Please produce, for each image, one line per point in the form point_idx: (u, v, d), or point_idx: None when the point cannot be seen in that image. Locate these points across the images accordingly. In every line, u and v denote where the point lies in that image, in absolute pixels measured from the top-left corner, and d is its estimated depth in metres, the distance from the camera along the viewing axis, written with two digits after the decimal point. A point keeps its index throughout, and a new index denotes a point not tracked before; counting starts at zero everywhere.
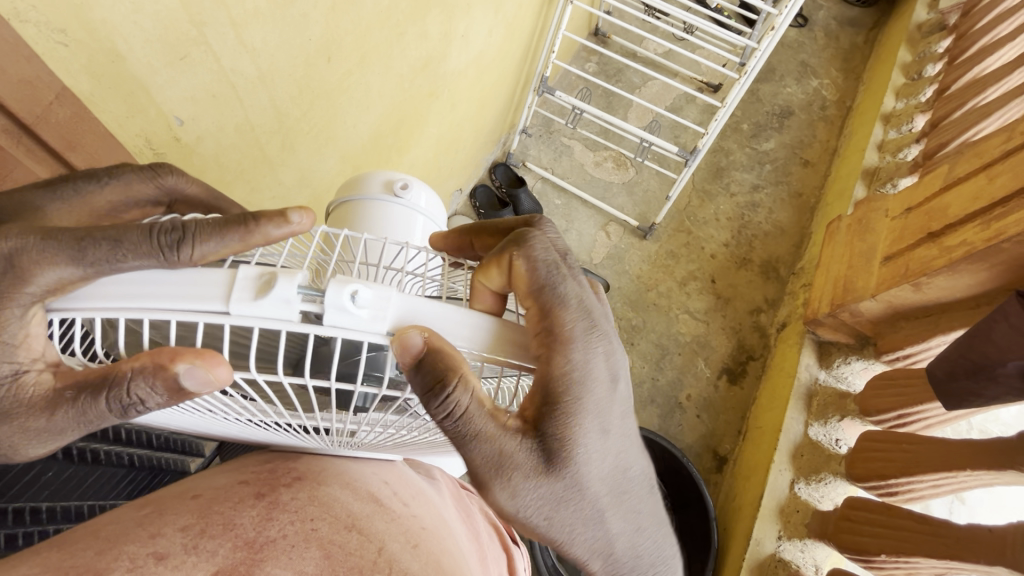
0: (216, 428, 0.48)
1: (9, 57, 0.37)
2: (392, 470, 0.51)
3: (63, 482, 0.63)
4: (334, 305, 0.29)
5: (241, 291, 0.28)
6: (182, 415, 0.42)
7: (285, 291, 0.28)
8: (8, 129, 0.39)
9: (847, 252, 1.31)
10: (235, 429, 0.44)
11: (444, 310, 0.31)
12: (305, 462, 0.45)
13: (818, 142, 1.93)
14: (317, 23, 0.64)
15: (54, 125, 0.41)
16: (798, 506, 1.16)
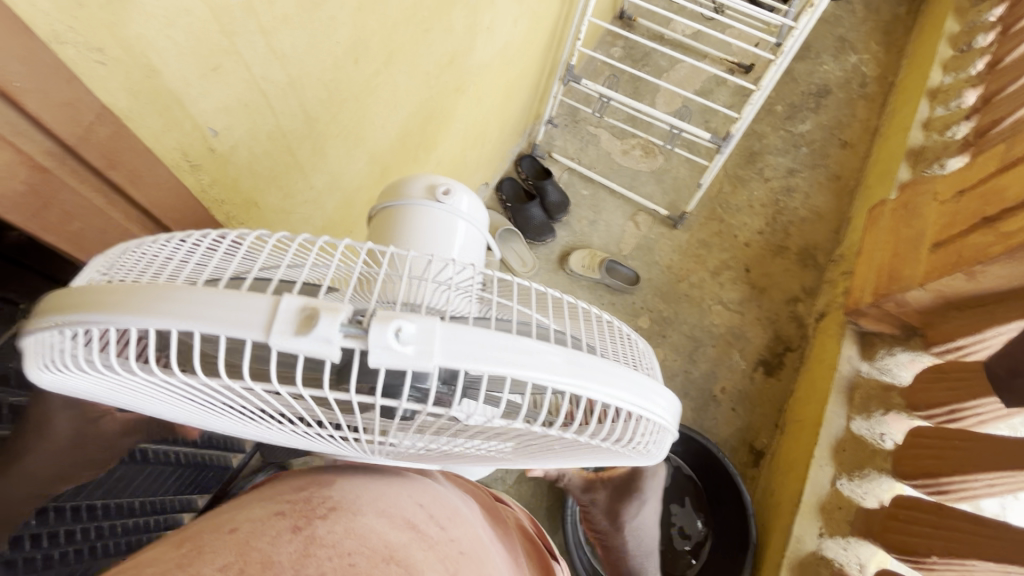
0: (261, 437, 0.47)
1: (49, 80, 0.37)
2: (426, 487, 0.51)
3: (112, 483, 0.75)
4: (378, 345, 0.27)
5: (282, 323, 0.27)
6: (227, 422, 0.41)
7: (327, 331, 0.27)
8: (53, 151, 0.40)
9: (892, 239, 1.25)
10: (274, 433, 0.44)
11: (492, 345, 0.29)
12: (338, 489, 0.45)
13: (857, 121, 1.84)
14: (344, 25, 0.63)
15: (96, 145, 0.42)
16: (840, 503, 1.13)
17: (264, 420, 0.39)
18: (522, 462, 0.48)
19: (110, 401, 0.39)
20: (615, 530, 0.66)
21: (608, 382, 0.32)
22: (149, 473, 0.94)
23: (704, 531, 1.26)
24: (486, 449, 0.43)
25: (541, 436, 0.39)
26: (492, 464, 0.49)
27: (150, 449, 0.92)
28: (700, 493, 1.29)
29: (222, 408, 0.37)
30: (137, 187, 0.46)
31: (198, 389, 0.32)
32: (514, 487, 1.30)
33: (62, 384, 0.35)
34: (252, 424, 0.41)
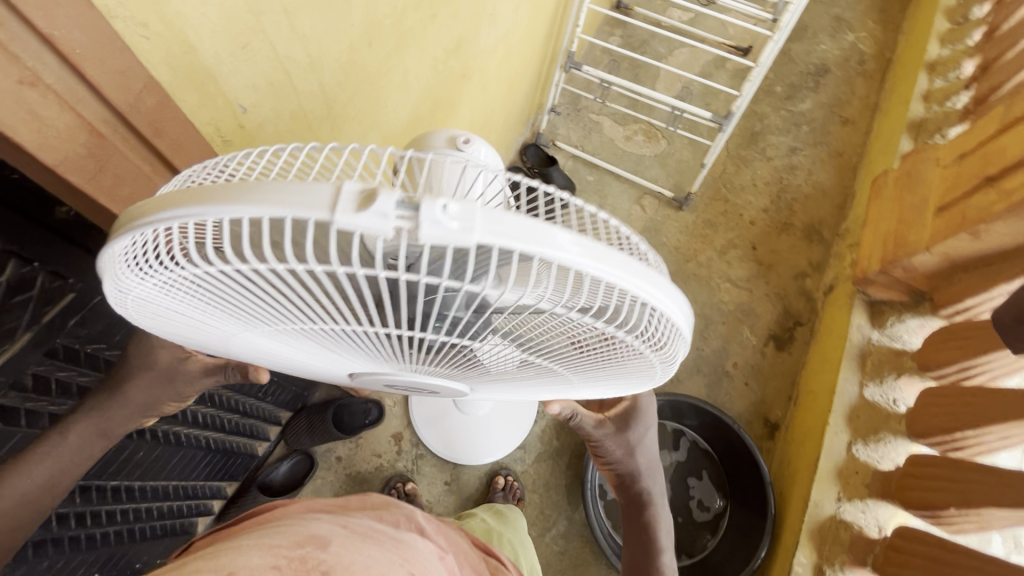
0: (299, 362, 0.48)
1: (104, 49, 0.40)
2: (414, 552, 0.57)
3: (115, 458, 0.83)
4: (429, 221, 0.27)
5: (344, 203, 0.27)
6: (271, 338, 0.43)
7: (383, 207, 0.27)
8: (105, 117, 0.44)
9: (896, 206, 1.27)
10: (319, 353, 0.46)
11: (541, 228, 0.28)
12: (334, 542, 0.50)
13: (857, 98, 1.86)
14: (358, 9, 0.66)
15: (143, 113, 0.45)
16: (857, 468, 1.14)
17: (308, 333, 0.41)
18: (543, 377, 0.48)
19: (171, 321, 0.42)
20: (623, 455, 0.66)
21: (631, 270, 0.31)
22: (182, 456, 0.97)
23: (724, 505, 1.27)
24: (508, 355, 0.43)
25: (562, 336, 0.39)
26: (516, 377, 0.49)
27: (183, 433, 0.95)
28: (718, 467, 1.31)
29: (271, 317, 0.38)
30: (177, 156, 0.49)
31: (244, 283, 0.34)
32: (533, 465, 1.32)
33: (127, 293, 0.37)
34: (298, 340, 0.42)
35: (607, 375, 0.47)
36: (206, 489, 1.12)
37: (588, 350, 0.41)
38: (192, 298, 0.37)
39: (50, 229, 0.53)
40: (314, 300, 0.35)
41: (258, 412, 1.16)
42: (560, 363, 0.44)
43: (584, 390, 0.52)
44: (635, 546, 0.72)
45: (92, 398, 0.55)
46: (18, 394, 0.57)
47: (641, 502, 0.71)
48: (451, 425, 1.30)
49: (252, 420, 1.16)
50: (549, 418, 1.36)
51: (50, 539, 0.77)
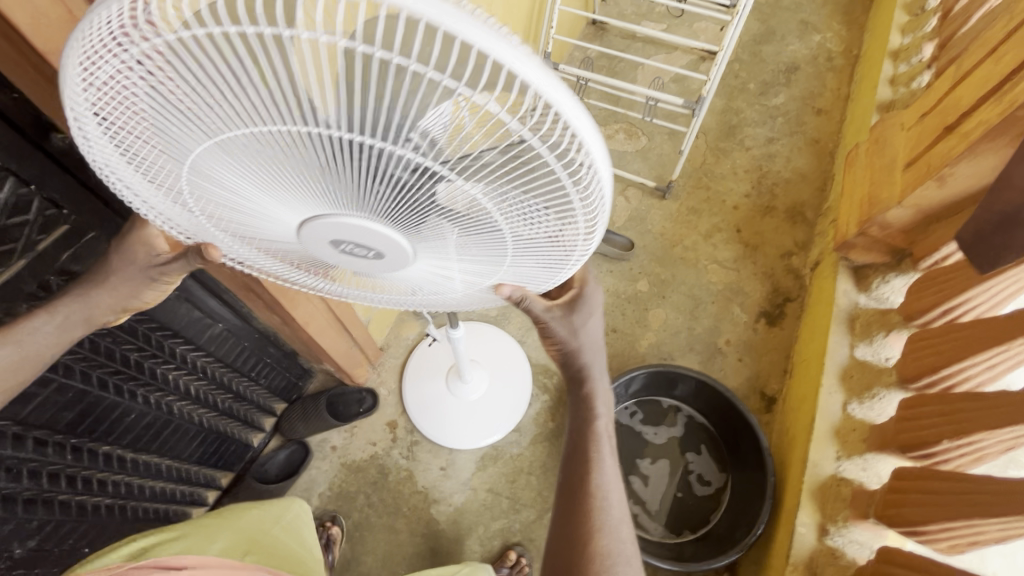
0: (259, 223, 0.50)
1: None
2: None
3: (108, 418, 0.85)
4: None
5: None
6: (224, 183, 0.44)
7: None
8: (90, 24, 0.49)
9: (869, 171, 1.31)
10: (269, 206, 0.47)
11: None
12: None
13: (829, 91, 1.94)
14: None
15: None
16: (854, 425, 1.13)
17: (248, 165, 0.42)
18: (481, 237, 0.47)
19: (125, 165, 0.44)
20: (568, 336, 0.68)
21: (513, 49, 0.31)
22: (174, 429, 0.99)
23: (724, 478, 1.25)
24: (434, 201, 0.43)
25: (477, 164, 0.38)
26: (456, 244, 0.49)
27: (175, 404, 0.97)
28: (716, 442, 1.29)
29: (210, 140, 0.40)
30: None
31: (172, 83, 0.35)
32: (529, 448, 1.31)
33: (81, 110, 0.40)
34: (244, 181, 0.43)
35: (541, 231, 0.46)
36: (198, 475, 1.13)
37: (509, 184, 0.41)
38: (137, 120, 0.39)
39: (46, 155, 0.57)
40: (236, 106, 0.36)
41: (251, 396, 1.18)
42: (489, 213, 0.44)
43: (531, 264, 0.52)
44: (574, 419, 0.78)
45: (70, 314, 0.58)
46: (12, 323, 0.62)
47: (580, 379, 0.76)
48: (445, 408, 1.32)
49: (244, 405, 1.17)
50: (544, 400, 1.36)
51: (41, 498, 0.78)
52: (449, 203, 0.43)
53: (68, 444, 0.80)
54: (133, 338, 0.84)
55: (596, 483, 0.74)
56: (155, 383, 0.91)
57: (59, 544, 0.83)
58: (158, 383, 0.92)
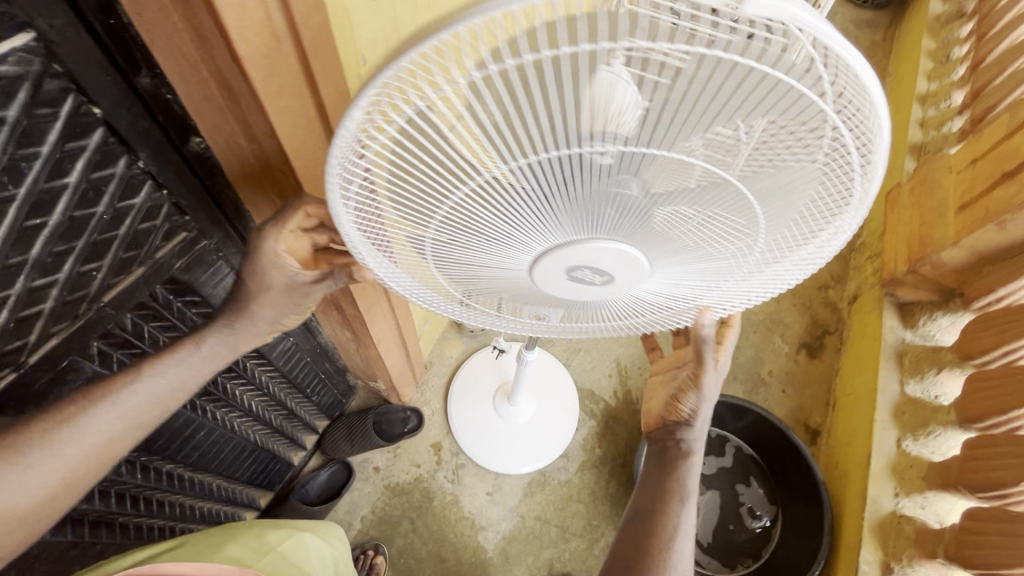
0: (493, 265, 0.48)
1: None
2: None
3: (179, 436, 0.80)
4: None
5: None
6: (473, 230, 0.43)
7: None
8: None
9: (916, 211, 1.34)
10: (510, 244, 0.45)
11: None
12: None
13: None
14: None
15: None
16: (910, 462, 1.13)
17: (505, 209, 0.40)
18: (720, 249, 0.46)
19: (363, 234, 0.44)
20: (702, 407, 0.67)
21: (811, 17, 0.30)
22: (233, 447, 0.94)
23: (774, 510, 1.24)
24: (691, 213, 0.41)
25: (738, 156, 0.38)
26: (688, 260, 0.48)
27: (235, 419, 0.92)
28: (765, 473, 1.28)
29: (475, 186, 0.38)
30: (326, 87, 0.50)
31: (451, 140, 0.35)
32: (577, 475, 1.28)
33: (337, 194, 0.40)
34: (495, 225, 0.42)
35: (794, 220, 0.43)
36: (242, 494, 1.07)
37: (770, 177, 0.39)
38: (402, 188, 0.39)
39: (183, 158, 0.54)
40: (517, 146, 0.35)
41: (298, 413, 1.13)
42: (734, 219, 0.42)
43: (759, 269, 0.49)
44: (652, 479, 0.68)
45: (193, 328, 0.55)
46: (120, 334, 0.58)
47: (681, 444, 0.68)
48: (494, 432, 1.29)
49: (292, 421, 1.12)
50: (591, 426, 1.33)
51: (105, 520, 0.73)
52: (693, 212, 0.41)
53: (138, 463, 0.76)
54: None
55: (658, 557, 0.63)
56: (224, 400, 0.87)
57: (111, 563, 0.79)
58: (226, 400, 0.88)
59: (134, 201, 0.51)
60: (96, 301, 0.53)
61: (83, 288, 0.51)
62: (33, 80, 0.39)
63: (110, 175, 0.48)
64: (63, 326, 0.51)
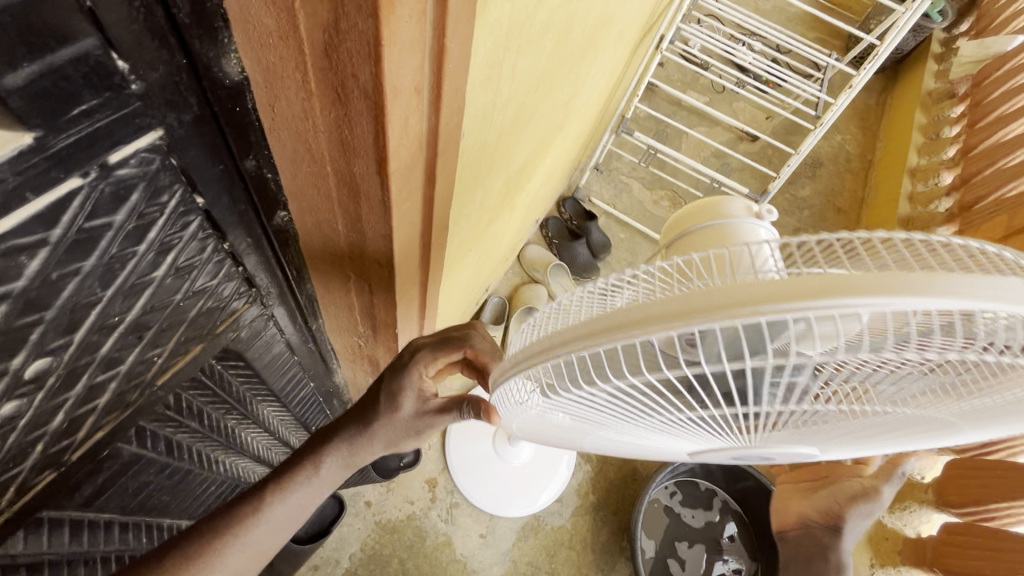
0: (650, 447, 0.46)
1: None
2: None
3: (197, 495, 0.73)
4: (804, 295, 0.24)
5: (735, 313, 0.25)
6: (633, 430, 0.42)
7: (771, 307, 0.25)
8: None
9: None
10: (672, 440, 0.42)
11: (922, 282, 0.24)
12: None
13: (847, 191, 2.08)
14: (544, 55, 0.68)
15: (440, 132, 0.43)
16: (887, 534, 1.20)
17: (670, 421, 0.38)
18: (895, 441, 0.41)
19: (515, 420, 0.45)
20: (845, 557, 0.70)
21: None
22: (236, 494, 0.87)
23: (755, 567, 1.28)
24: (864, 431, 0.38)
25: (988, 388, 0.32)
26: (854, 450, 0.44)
27: (244, 466, 0.85)
28: (748, 525, 1.32)
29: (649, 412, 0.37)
30: (441, 180, 0.47)
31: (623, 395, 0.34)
32: (571, 520, 1.28)
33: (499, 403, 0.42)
34: (657, 430, 0.40)
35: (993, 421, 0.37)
36: None
37: (969, 404, 0.34)
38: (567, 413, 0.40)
39: (264, 233, 0.48)
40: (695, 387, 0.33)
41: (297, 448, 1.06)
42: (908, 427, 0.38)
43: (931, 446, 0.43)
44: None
45: None
46: (158, 411, 0.52)
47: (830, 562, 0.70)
48: (495, 472, 1.27)
49: None
50: (587, 470, 1.33)
51: None
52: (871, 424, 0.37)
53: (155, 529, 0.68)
54: (240, 413, 0.71)
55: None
56: (241, 449, 0.80)
57: None
58: (243, 449, 0.81)
59: (209, 283, 0.45)
60: (149, 386, 0.47)
61: (140, 377, 0.45)
62: (147, 179, 0.33)
63: (194, 261, 0.42)
64: (112, 416, 0.45)
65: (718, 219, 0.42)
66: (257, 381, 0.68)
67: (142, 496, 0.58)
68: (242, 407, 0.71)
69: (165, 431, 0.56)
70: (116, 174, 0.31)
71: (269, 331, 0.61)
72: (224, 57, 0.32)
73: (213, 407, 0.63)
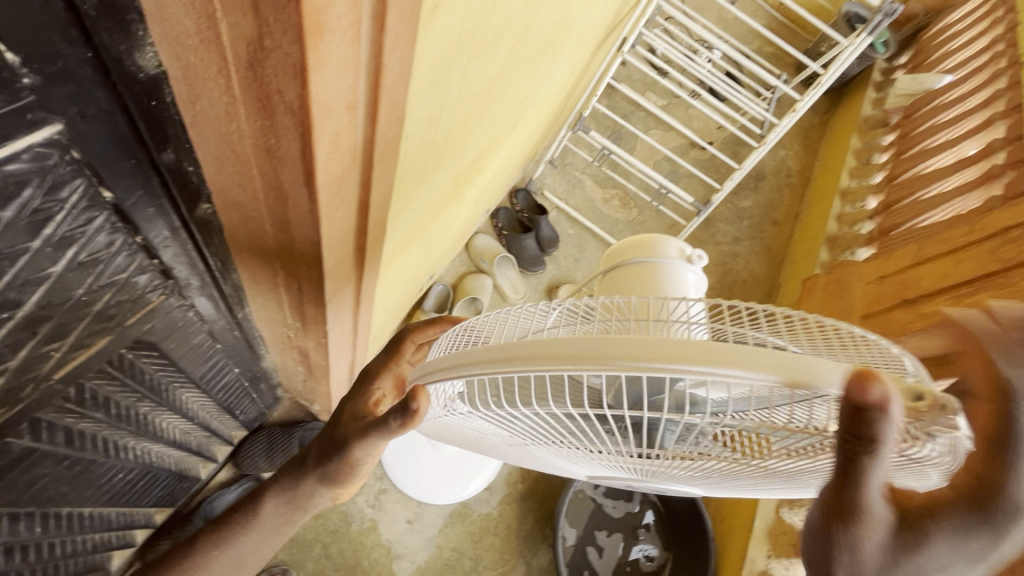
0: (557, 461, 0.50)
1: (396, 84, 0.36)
2: None
3: (105, 481, 0.70)
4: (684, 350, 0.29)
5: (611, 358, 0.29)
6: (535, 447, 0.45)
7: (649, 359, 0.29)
8: None
9: (828, 308, 1.54)
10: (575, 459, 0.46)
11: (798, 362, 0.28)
12: None
13: (784, 206, 2.19)
14: (499, 57, 0.67)
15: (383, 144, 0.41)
16: (784, 529, 1.29)
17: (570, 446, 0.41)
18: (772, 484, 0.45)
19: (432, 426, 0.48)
20: None
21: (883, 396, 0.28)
22: (148, 478, 0.83)
23: (666, 555, 1.37)
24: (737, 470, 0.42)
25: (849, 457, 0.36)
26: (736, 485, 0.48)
27: (159, 452, 0.81)
28: (664, 517, 1.41)
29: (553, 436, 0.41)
30: (377, 185, 0.46)
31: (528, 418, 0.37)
32: (498, 507, 1.31)
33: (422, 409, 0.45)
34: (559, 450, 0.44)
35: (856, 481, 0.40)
36: (142, 516, 0.95)
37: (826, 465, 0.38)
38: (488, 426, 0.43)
39: (185, 225, 0.45)
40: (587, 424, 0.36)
41: (221, 430, 1.02)
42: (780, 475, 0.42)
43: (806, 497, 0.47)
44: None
45: None
46: (58, 401, 0.49)
47: None
48: (424, 461, 1.25)
49: (212, 440, 1.01)
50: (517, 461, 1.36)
51: None
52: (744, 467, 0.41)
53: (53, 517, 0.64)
54: (155, 397, 0.67)
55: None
56: (156, 434, 0.76)
57: None
58: (158, 433, 0.77)
59: (119, 275, 0.42)
60: (45, 380, 0.43)
61: (33, 371, 0.42)
62: (41, 174, 0.31)
63: (99, 254, 0.39)
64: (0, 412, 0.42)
65: (648, 257, 0.44)
66: (173, 367, 0.65)
67: (36, 487, 0.55)
68: (157, 393, 0.67)
69: (64, 420, 0.52)
70: (4, 169, 0.28)
71: (188, 319, 0.58)
72: (138, 51, 0.29)
73: (122, 394, 0.60)
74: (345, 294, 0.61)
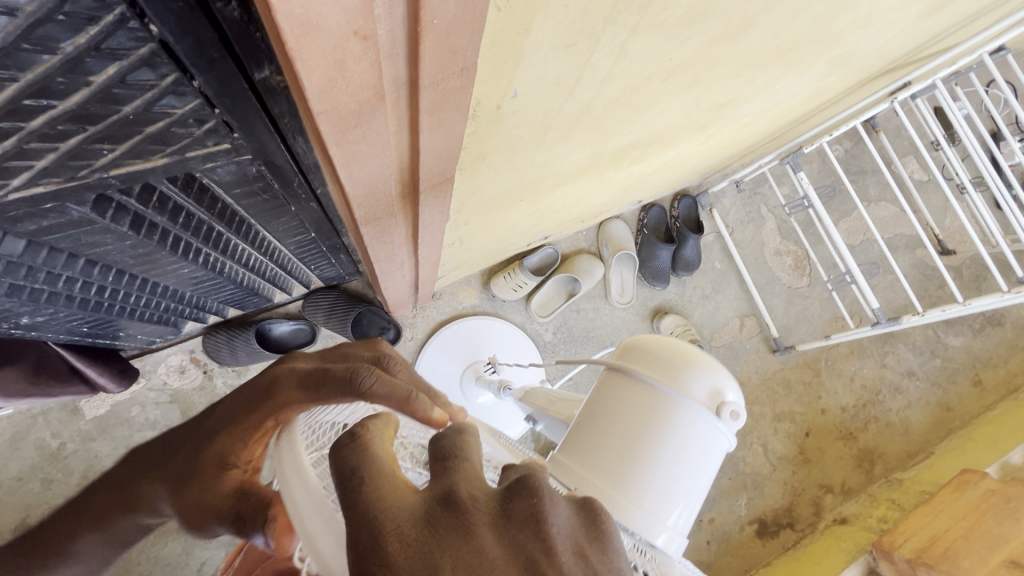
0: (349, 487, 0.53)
1: (456, 29, 0.27)
2: None
3: (172, 268, 0.78)
4: None
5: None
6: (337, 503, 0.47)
7: None
8: (399, 86, 0.33)
9: (970, 518, 1.16)
10: None
11: None
12: None
13: (1005, 370, 1.65)
14: (690, 46, 0.53)
15: (436, 92, 0.33)
16: None
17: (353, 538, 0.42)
18: None
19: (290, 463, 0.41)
20: None
21: None
22: (214, 282, 0.92)
23: None
24: None
25: None
26: None
27: (231, 267, 0.89)
28: None
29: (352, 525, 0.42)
30: (431, 134, 0.39)
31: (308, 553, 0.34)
32: None
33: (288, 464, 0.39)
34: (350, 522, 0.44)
35: None
36: (212, 306, 1.09)
37: None
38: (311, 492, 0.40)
39: (252, 87, 0.43)
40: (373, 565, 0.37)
41: (298, 274, 1.11)
42: None
43: None
44: None
45: None
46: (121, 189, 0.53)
47: None
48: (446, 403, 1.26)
49: (288, 277, 1.10)
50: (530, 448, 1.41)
51: (67, 297, 0.73)
52: None
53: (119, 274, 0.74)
54: (228, 222, 0.72)
55: None
56: (231, 252, 0.83)
57: (59, 325, 0.81)
58: (231, 253, 0.84)
59: (174, 108, 0.42)
60: (100, 174, 0.46)
61: (85, 160, 0.44)
62: None
63: (150, 81, 0.39)
64: (52, 182, 0.44)
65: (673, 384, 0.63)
66: (244, 203, 0.68)
67: (97, 247, 0.62)
68: (227, 220, 0.72)
69: (131, 209, 0.57)
70: None
71: (257, 172, 0.60)
72: None
73: (192, 209, 0.65)
74: (395, 221, 0.59)
